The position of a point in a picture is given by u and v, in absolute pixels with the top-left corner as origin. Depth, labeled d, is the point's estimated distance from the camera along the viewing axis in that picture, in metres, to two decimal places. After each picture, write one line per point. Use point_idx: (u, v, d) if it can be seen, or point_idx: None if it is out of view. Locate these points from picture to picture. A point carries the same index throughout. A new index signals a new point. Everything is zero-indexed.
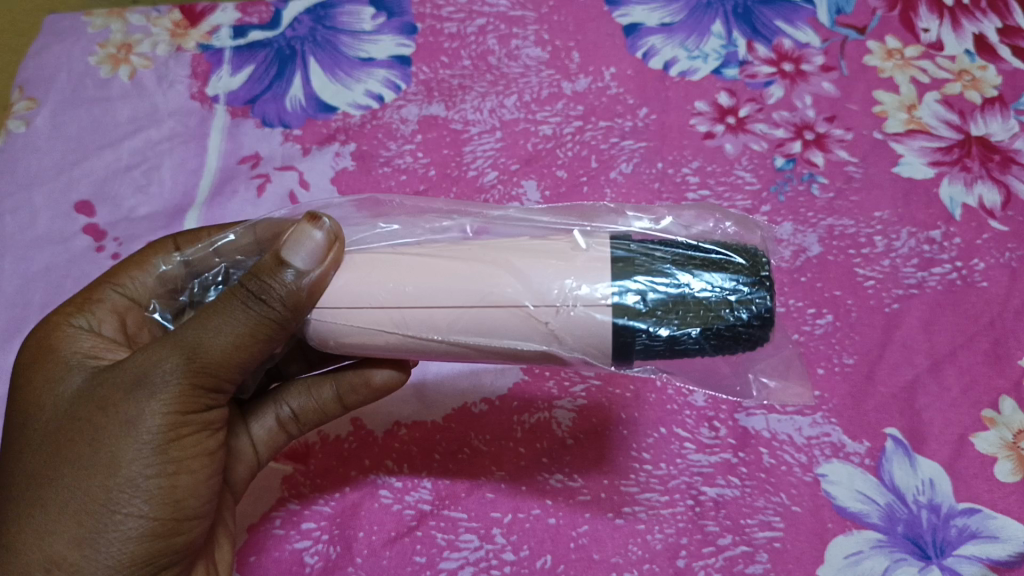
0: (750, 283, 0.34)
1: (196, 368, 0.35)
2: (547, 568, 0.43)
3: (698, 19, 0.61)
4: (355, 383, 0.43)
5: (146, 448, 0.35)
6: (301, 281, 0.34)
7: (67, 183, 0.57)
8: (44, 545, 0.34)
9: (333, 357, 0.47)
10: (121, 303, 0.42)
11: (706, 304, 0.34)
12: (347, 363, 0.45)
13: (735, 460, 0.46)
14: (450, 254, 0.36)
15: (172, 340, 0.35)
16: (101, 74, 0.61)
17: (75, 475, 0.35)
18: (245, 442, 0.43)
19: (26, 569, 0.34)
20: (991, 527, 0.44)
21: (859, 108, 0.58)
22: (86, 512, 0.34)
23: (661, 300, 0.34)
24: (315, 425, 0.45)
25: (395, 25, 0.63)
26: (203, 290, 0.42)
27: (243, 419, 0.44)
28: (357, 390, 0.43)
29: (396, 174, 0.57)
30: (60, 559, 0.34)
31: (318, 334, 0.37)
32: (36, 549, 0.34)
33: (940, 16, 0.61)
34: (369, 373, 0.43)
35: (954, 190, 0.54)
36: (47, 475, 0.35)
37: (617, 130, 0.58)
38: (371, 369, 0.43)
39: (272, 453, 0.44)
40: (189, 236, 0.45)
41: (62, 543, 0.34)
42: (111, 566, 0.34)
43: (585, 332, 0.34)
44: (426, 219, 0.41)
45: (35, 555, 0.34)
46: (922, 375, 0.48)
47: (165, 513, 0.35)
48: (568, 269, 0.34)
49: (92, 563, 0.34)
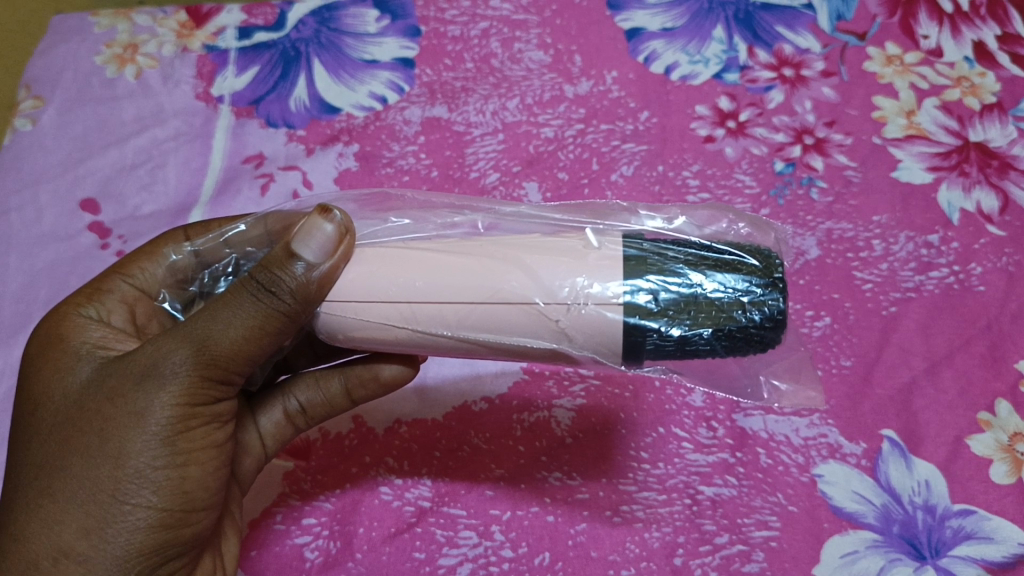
0: (763, 285, 0.35)
1: (205, 361, 0.35)
2: (546, 565, 0.44)
3: (700, 24, 0.62)
4: (364, 377, 0.43)
5: (154, 440, 0.35)
6: (311, 273, 0.35)
7: (72, 181, 0.58)
8: (52, 535, 0.34)
9: (340, 351, 0.47)
10: (130, 293, 0.43)
11: (718, 305, 0.34)
12: (355, 357, 0.45)
13: (732, 460, 0.46)
14: (463, 249, 0.36)
15: (181, 332, 0.35)
16: (107, 74, 0.62)
17: (83, 465, 0.35)
18: (252, 435, 0.44)
19: (33, 559, 0.34)
20: (986, 529, 0.44)
21: (858, 113, 0.58)
22: (93, 502, 0.35)
23: (673, 299, 0.34)
24: (322, 419, 0.46)
25: (400, 27, 0.63)
26: (213, 281, 0.43)
27: (250, 412, 0.44)
28: (365, 383, 0.44)
29: (399, 175, 0.57)
30: (68, 549, 0.34)
31: (327, 327, 0.37)
32: (44, 539, 0.34)
33: (939, 23, 0.62)
34: (377, 368, 0.43)
35: (952, 195, 0.54)
36: (56, 465, 0.35)
37: (618, 133, 0.58)
38: (380, 363, 0.43)
39: (278, 446, 0.45)
40: (199, 227, 0.45)
41: (70, 533, 0.34)
42: (119, 556, 0.35)
43: (593, 330, 0.34)
44: (438, 214, 0.41)
45: (43, 545, 0.34)
46: (918, 378, 0.48)
47: (173, 504, 0.36)
48: (579, 267, 0.35)
49: (100, 554, 0.34)
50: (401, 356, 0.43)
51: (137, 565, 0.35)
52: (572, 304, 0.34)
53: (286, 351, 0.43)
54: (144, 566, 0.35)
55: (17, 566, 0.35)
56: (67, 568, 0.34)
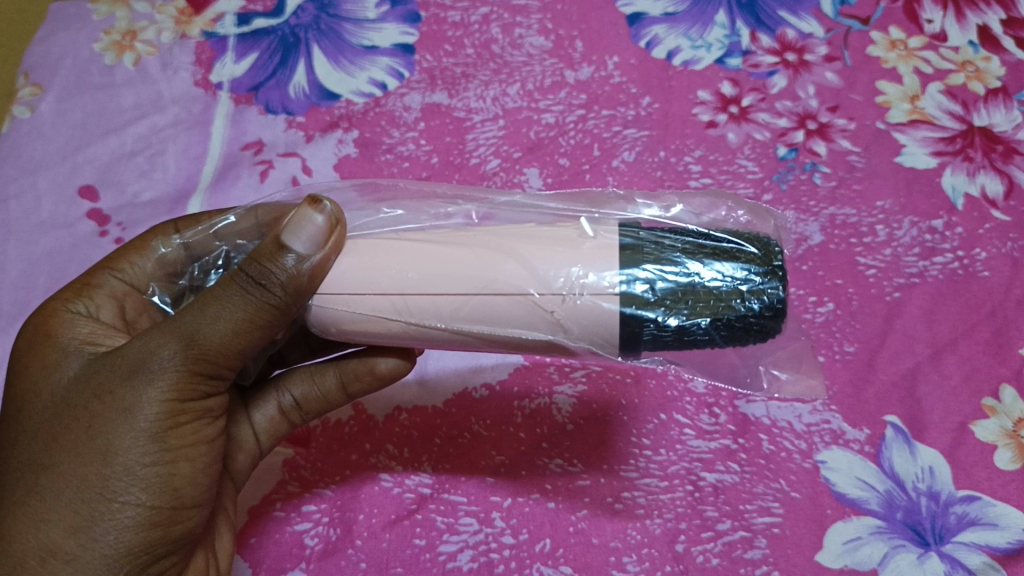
0: (762, 273, 0.34)
1: (194, 356, 0.35)
2: (546, 551, 0.43)
3: (702, 9, 0.61)
4: (360, 370, 0.43)
5: (143, 437, 0.35)
6: (302, 264, 0.34)
7: (71, 168, 0.57)
8: (40, 534, 0.34)
9: (335, 345, 0.48)
10: (119, 288, 0.43)
11: (716, 294, 0.34)
12: (350, 350, 0.45)
13: (734, 446, 0.46)
14: (459, 240, 0.36)
15: (168, 328, 0.35)
16: (106, 61, 0.61)
17: (70, 463, 0.35)
18: (246, 430, 0.43)
19: (23, 559, 0.34)
20: (991, 515, 0.44)
21: (861, 98, 0.58)
22: (82, 500, 0.34)
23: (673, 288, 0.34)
24: (318, 414, 0.45)
25: (399, 13, 0.63)
26: (204, 273, 0.43)
27: (244, 407, 0.44)
28: (361, 377, 0.43)
29: (399, 162, 0.57)
30: (56, 548, 0.34)
31: (319, 319, 0.37)
32: (32, 538, 0.34)
33: (944, 7, 0.61)
34: (373, 361, 0.43)
35: (956, 180, 0.54)
36: (43, 464, 0.35)
37: (620, 119, 0.58)
38: (376, 357, 0.43)
39: (273, 442, 0.45)
40: (188, 220, 0.45)
41: (58, 532, 0.34)
42: (107, 555, 0.34)
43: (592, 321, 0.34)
44: (430, 204, 0.41)
45: (31, 544, 0.34)
46: (922, 364, 0.48)
47: (163, 501, 0.35)
48: (575, 256, 0.34)
49: (89, 553, 0.34)
50: (397, 349, 0.43)
51: (127, 564, 0.35)
52: (569, 294, 0.34)
53: (278, 346, 0.43)
54: (134, 565, 0.35)
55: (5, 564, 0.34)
56: (55, 568, 0.34)
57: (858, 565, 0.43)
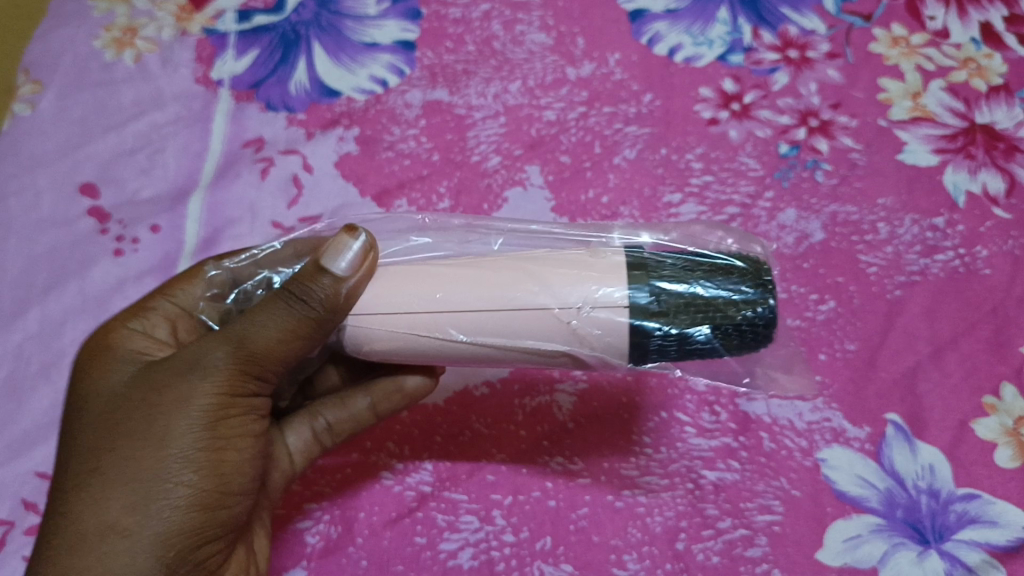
0: (754, 286, 0.36)
1: (251, 356, 0.38)
2: (547, 549, 0.43)
3: (704, 6, 0.61)
4: (389, 389, 0.44)
5: (196, 423, 0.38)
6: (339, 286, 0.36)
7: (71, 166, 0.57)
8: (99, 512, 0.36)
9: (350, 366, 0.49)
10: (172, 310, 0.45)
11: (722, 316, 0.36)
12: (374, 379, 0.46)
13: (735, 444, 0.46)
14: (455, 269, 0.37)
15: (224, 335, 0.38)
16: (106, 58, 0.61)
17: (129, 446, 0.37)
18: (282, 450, 0.44)
19: (84, 535, 0.36)
20: (991, 513, 0.44)
21: (863, 95, 0.58)
22: (138, 480, 0.37)
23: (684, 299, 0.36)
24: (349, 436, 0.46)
25: (400, 10, 0.63)
26: (247, 295, 0.46)
27: (278, 429, 0.45)
28: (391, 395, 0.44)
29: (400, 159, 0.57)
30: (114, 524, 0.36)
31: (352, 339, 0.38)
32: (92, 516, 0.36)
33: (947, 3, 0.61)
34: (402, 378, 0.44)
35: (958, 177, 0.54)
36: (104, 450, 0.38)
37: (621, 116, 0.58)
38: (404, 375, 0.44)
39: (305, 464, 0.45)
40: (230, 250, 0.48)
41: (116, 509, 0.36)
42: (159, 533, 0.36)
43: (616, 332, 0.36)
44: (451, 234, 0.43)
45: (91, 521, 0.36)
46: (923, 362, 0.48)
47: (212, 485, 0.38)
48: (602, 270, 0.36)
49: (143, 531, 0.36)
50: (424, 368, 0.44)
51: (176, 546, 0.37)
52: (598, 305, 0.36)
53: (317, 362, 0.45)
54: (183, 545, 0.37)
55: (65, 544, 0.36)
56: (114, 542, 0.36)
57: (858, 563, 0.43)
